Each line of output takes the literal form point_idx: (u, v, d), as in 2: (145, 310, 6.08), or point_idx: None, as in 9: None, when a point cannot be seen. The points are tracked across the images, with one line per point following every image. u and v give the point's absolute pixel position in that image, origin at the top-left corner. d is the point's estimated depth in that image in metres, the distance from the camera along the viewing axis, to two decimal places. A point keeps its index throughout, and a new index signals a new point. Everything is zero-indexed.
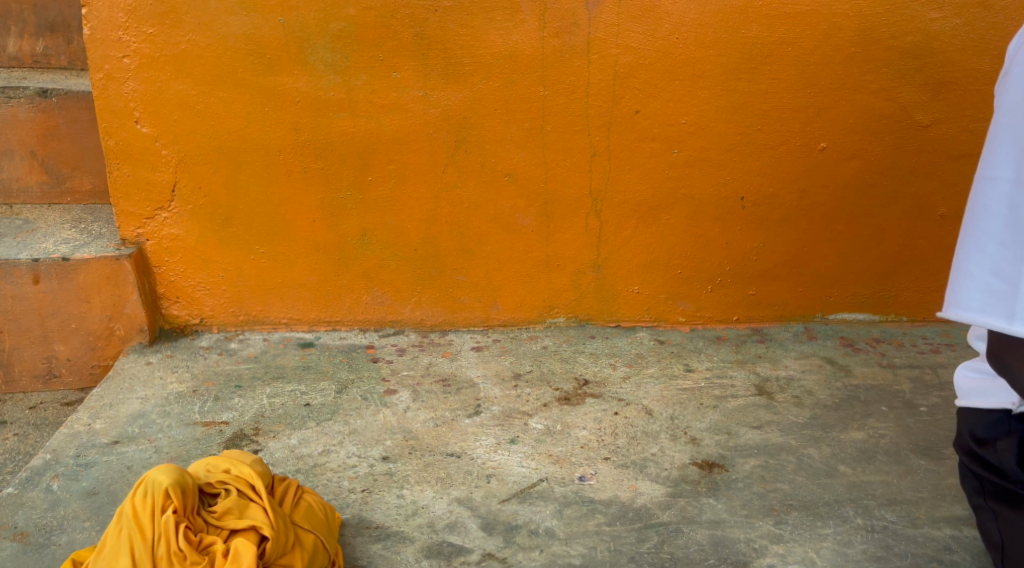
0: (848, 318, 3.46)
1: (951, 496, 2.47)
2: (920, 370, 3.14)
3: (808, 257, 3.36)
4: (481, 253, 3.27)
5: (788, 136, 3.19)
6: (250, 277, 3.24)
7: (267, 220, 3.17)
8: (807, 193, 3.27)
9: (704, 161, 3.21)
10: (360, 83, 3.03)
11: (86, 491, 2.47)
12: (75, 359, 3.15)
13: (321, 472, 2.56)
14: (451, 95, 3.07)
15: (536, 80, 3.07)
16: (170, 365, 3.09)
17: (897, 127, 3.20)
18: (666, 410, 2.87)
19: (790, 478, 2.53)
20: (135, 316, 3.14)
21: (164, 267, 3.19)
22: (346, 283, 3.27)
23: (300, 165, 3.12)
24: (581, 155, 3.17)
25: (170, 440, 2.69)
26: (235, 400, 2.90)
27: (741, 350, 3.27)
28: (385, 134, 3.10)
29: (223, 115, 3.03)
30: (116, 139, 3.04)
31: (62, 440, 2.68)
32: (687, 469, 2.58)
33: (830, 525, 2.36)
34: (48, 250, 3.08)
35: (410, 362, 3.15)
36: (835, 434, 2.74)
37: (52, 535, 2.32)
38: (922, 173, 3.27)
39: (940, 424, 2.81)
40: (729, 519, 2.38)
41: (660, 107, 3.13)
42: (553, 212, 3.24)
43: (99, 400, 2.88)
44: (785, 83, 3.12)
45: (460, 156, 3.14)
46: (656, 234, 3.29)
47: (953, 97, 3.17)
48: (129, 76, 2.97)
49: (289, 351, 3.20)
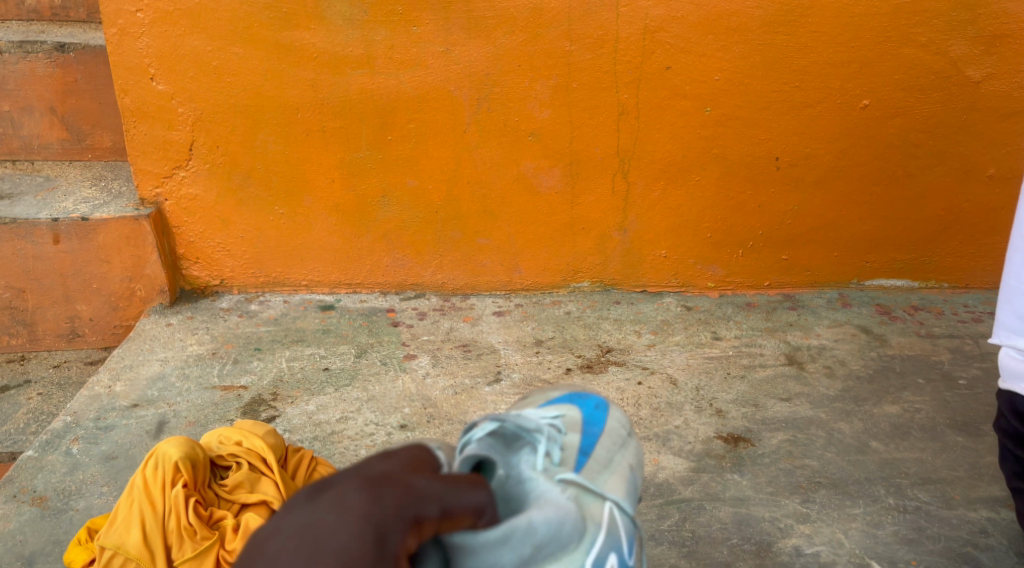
0: (885, 284, 3.35)
1: (988, 476, 2.39)
2: (960, 341, 3.02)
3: (845, 221, 3.24)
4: (504, 216, 3.19)
5: (828, 93, 3.04)
6: (271, 238, 3.20)
7: (286, 179, 3.11)
8: (847, 153, 3.13)
9: (738, 120, 3.08)
10: (378, 38, 2.94)
11: (105, 456, 2.44)
12: (97, 319, 3.14)
13: (338, 440, 2.53)
14: (475, 51, 2.96)
15: (562, 34, 2.95)
16: (191, 328, 3.06)
17: (945, 83, 3.04)
18: (691, 381, 2.80)
19: (819, 454, 2.46)
20: (155, 277, 3.12)
21: (184, 227, 3.15)
22: (367, 244, 3.22)
23: (319, 125, 3.04)
24: (609, 114, 3.06)
25: (189, 405, 2.66)
26: (254, 364, 2.87)
27: (772, 317, 3.17)
28: (405, 91, 3.01)
29: (240, 72, 2.96)
30: (132, 97, 2.97)
31: (82, 402, 2.66)
32: (712, 443, 2.51)
33: (860, 505, 2.29)
34: (68, 209, 3.05)
35: (430, 326, 3.11)
36: (866, 408, 2.66)
37: (69, 500, 2.29)
38: (970, 132, 3.11)
39: (980, 399, 2.71)
40: (753, 497, 2.31)
41: (693, 62, 2.99)
42: (578, 174, 3.14)
43: (120, 361, 2.85)
44: (826, 37, 2.97)
45: (484, 115, 3.05)
46: (685, 197, 3.18)
47: (1006, 50, 3.00)
48: (143, 31, 2.90)
49: (310, 314, 3.17)
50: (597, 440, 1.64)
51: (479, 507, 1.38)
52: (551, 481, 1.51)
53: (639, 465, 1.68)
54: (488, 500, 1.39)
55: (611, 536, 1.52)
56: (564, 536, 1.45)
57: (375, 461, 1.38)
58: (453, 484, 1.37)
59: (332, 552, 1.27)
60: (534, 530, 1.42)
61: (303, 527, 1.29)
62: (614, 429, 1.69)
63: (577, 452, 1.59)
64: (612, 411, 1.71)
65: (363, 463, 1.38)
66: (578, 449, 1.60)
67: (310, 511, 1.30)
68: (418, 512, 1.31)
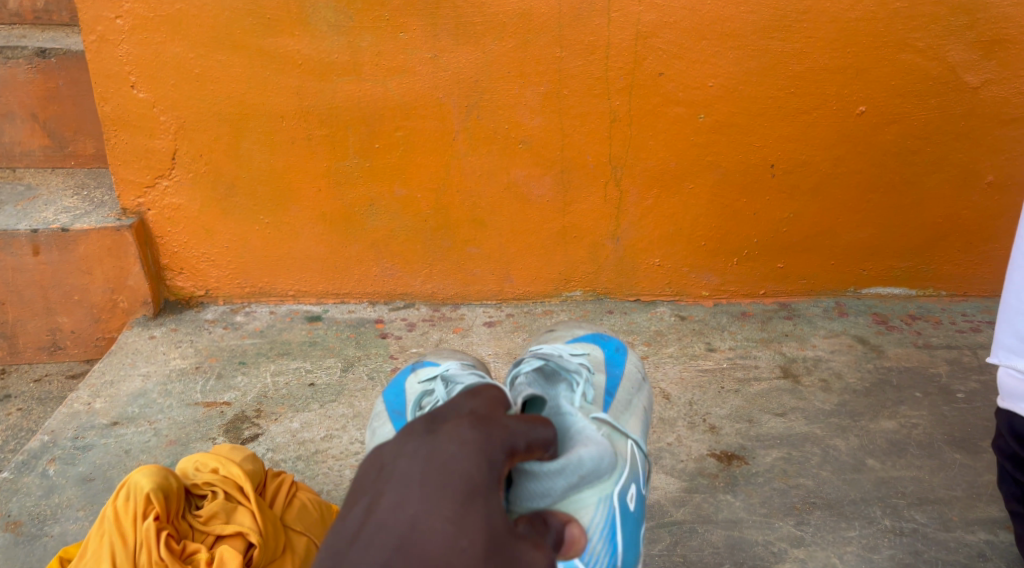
0: (882, 292, 3.29)
1: (987, 496, 2.34)
2: (958, 352, 2.96)
3: (841, 229, 3.18)
4: (494, 225, 3.13)
5: (824, 100, 2.98)
6: (256, 248, 3.13)
7: (271, 188, 3.05)
8: (843, 160, 3.06)
9: (732, 127, 3.01)
10: (364, 45, 2.87)
11: (82, 477, 2.39)
12: (79, 331, 3.08)
13: (322, 459, 2.48)
14: (463, 57, 2.90)
15: (553, 39, 2.88)
16: (174, 340, 3.00)
17: (943, 89, 2.97)
18: (684, 395, 2.74)
19: (814, 473, 2.41)
20: (138, 288, 3.06)
21: (167, 237, 3.09)
22: (355, 254, 3.16)
23: (304, 133, 2.98)
24: (600, 121, 2.99)
25: (170, 422, 2.60)
26: (238, 379, 2.81)
27: (767, 327, 3.11)
28: (392, 98, 2.94)
29: (223, 79, 2.89)
30: (112, 105, 2.91)
31: (60, 420, 2.60)
32: (704, 462, 2.45)
33: (855, 527, 2.25)
34: (48, 220, 2.99)
35: (419, 338, 3.05)
36: (863, 424, 2.60)
37: (44, 525, 2.25)
38: (968, 139, 3.05)
39: (978, 413, 2.65)
40: (746, 519, 2.27)
41: (686, 68, 2.92)
42: (570, 181, 3.08)
43: (101, 377, 2.79)
44: (822, 42, 2.90)
45: (473, 122, 2.98)
46: (678, 205, 3.12)
47: (1006, 55, 2.94)
48: (123, 38, 2.83)
49: (296, 325, 3.11)
50: (619, 381, 2.05)
51: (545, 439, 1.63)
52: (589, 419, 1.86)
53: (650, 407, 2.09)
54: (554, 437, 1.65)
55: (634, 466, 1.85)
56: (606, 466, 1.72)
57: (462, 401, 1.63)
58: (529, 422, 1.63)
59: (456, 474, 1.48)
60: (585, 459, 1.68)
61: (425, 458, 1.50)
62: (630, 374, 2.11)
63: (605, 394, 1.99)
64: (630, 365, 2.12)
65: (453, 405, 1.62)
66: (606, 392, 2.00)
67: (428, 446, 1.52)
68: (511, 443, 1.56)
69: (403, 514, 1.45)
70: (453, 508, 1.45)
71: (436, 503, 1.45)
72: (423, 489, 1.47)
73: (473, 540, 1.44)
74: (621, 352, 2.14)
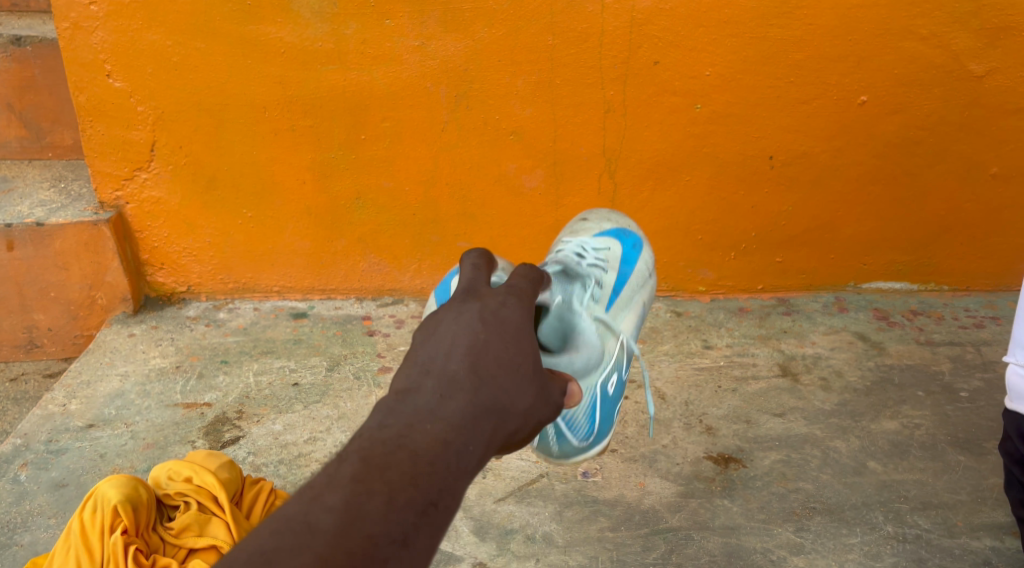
0: (883, 287, 3.20)
1: (992, 500, 2.26)
2: (962, 349, 2.88)
3: (841, 222, 3.09)
4: (485, 218, 3.04)
5: (825, 89, 2.88)
6: (239, 243, 3.04)
7: (253, 181, 2.95)
8: (844, 152, 2.98)
9: (730, 117, 2.92)
10: (349, 32, 2.77)
11: (55, 483, 2.30)
12: (56, 329, 2.99)
13: (305, 463, 2.39)
14: (451, 45, 2.80)
15: (544, 27, 2.78)
16: (154, 338, 2.91)
17: (947, 78, 2.88)
18: (680, 395, 2.65)
19: (814, 476, 2.33)
20: (117, 284, 2.96)
21: (147, 232, 2.99)
22: (341, 249, 3.07)
23: (288, 123, 2.88)
24: (593, 111, 2.90)
25: (148, 424, 2.52)
26: (220, 378, 2.72)
27: (765, 323, 3.03)
28: (378, 88, 2.84)
29: (202, 69, 2.79)
30: (87, 95, 2.81)
31: (34, 423, 2.51)
32: (701, 465, 2.37)
33: (856, 533, 2.18)
34: (22, 214, 2.89)
35: (407, 336, 2.96)
36: (864, 424, 2.52)
37: (14, 534, 2.17)
38: (973, 130, 2.96)
39: (982, 413, 2.57)
40: (744, 526, 2.20)
41: (682, 56, 2.83)
42: (562, 174, 2.98)
43: (77, 376, 2.70)
44: (823, 30, 2.80)
45: (462, 112, 2.88)
46: (674, 198, 3.03)
47: (1012, 43, 2.84)
48: (97, 25, 2.73)
49: (281, 322, 3.02)
50: (627, 280, 2.22)
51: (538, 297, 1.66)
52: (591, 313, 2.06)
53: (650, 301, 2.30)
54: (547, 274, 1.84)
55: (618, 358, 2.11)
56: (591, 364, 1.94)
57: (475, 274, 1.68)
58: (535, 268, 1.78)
59: (508, 320, 1.55)
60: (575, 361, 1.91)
61: (473, 309, 1.56)
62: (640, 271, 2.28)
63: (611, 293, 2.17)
64: (643, 254, 2.30)
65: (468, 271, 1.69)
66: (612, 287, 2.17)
67: (471, 301, 1.58)
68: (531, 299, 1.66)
69: (463, 339, 1.50)
70: (511, 335, 1.53)
71: (496, 332, 1.52)
72: (485, 326, 1.52)
73: (527, 360, 1.52)
74: (639, 240, 2.30)
